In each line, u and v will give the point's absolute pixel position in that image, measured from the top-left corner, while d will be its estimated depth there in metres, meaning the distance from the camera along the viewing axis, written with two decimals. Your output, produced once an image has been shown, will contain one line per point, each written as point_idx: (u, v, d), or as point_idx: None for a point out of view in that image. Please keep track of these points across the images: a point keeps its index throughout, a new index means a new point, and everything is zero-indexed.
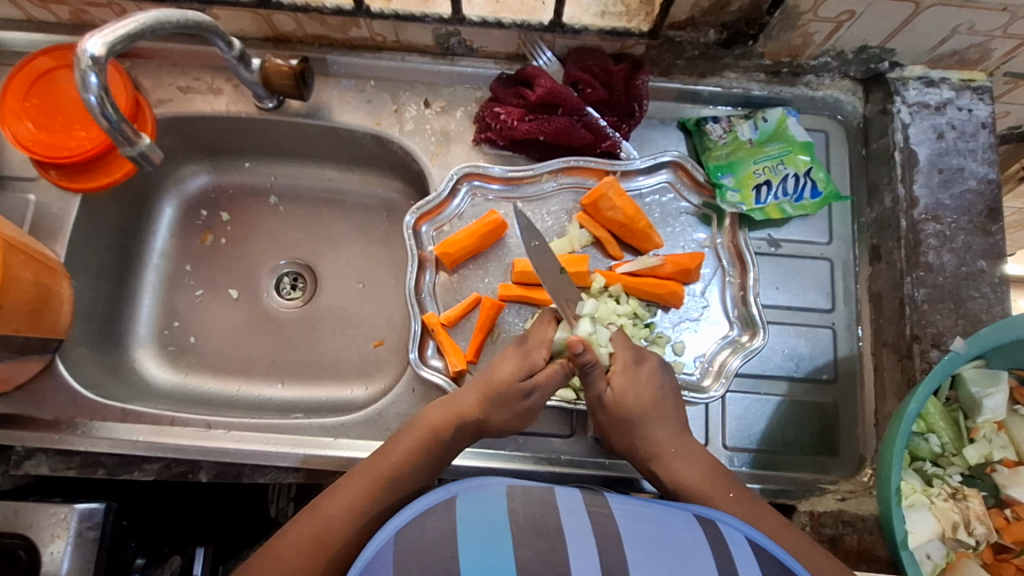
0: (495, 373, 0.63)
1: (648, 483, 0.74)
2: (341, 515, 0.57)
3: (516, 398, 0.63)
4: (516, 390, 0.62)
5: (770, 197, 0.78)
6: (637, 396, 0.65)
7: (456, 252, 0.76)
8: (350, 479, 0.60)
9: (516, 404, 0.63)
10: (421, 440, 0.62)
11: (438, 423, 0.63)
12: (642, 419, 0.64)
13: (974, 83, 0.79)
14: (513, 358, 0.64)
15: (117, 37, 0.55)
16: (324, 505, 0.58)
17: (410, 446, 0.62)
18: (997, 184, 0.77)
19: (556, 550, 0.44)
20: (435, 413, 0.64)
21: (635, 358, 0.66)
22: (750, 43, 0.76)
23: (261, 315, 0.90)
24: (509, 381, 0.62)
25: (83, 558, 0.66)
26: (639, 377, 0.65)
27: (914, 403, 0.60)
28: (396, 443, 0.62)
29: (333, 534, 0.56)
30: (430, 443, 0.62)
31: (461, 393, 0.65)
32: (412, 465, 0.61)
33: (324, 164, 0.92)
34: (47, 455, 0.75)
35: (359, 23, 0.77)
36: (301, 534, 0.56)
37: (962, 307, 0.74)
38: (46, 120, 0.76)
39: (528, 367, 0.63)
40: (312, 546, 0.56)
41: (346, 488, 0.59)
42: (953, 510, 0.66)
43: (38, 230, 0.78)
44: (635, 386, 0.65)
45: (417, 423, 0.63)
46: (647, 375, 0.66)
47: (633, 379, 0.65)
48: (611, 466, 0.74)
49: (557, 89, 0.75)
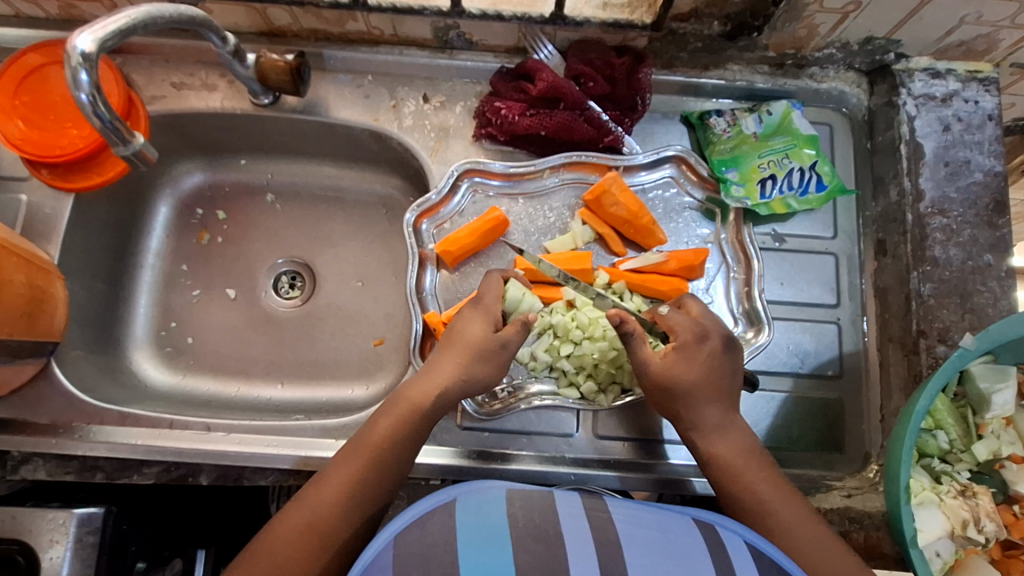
0: (466, 335, 0.64)
1: (701, 483, 0.72)
2: (330, 505, 0.56)
3: (496, 350, 0.64)
4: (493, 343, 0.64)
5: (775, 191, 0.77)
6: (690, 376, 0.62)
7: (458, 250, 0.75)
8: (335, 468, 0.58)
9: (496, 357, 0.64)
10: (404, 418, 0.60)
11: (419, 398, 0.61)
12: (687, 395, 0.62)
13: (980, 74, 0.78)
14: (476, 317, 0.65)
15: (109, 33, 0.54)
16: (310, 494, 0.56)
17: (392, 426, 0.60)
18: (1004, 177, 0.76)
19: (556, 554, 0.43)
20: (415, 390, 0.62)
21: (696, 337, 0.63)
22: (754, 35, 0.75)
23: (261, 315, 0.89)
24: (485, 336, 0.64)
25: (83, 563, 0.65)
26: (696, 357, 0.63)
27: (923, 400, 0.60)
28: (377, 424, 0.60)
29: (324, 523, 0.55)
30: (414, 421, 0.61)
31: (435, 362, 0.64)
32: (396, 445, 0.59)
33: (322, 161, 0.91)
34: (44, 459, 0.73)
35: (355, 17, 0.76)
36: (291, 528, 0.54)
37: (968, 301, 0.74)
38: (36, 119, 0.74)
39: (493, 320, 0.66)
40: (307, 536, 0.54)
41: (331, 478, 0.57)
42: (963, 508, 0.65)
43: (31, 231, 0.77)
44: (688, 364, 0.62)
45: (396, 401, 0.62)
46: (705, 357, 0.63)
47: (689, 356, 0.63)
48: (655, 467, 0.74)
49: (559, 83, 0.74)
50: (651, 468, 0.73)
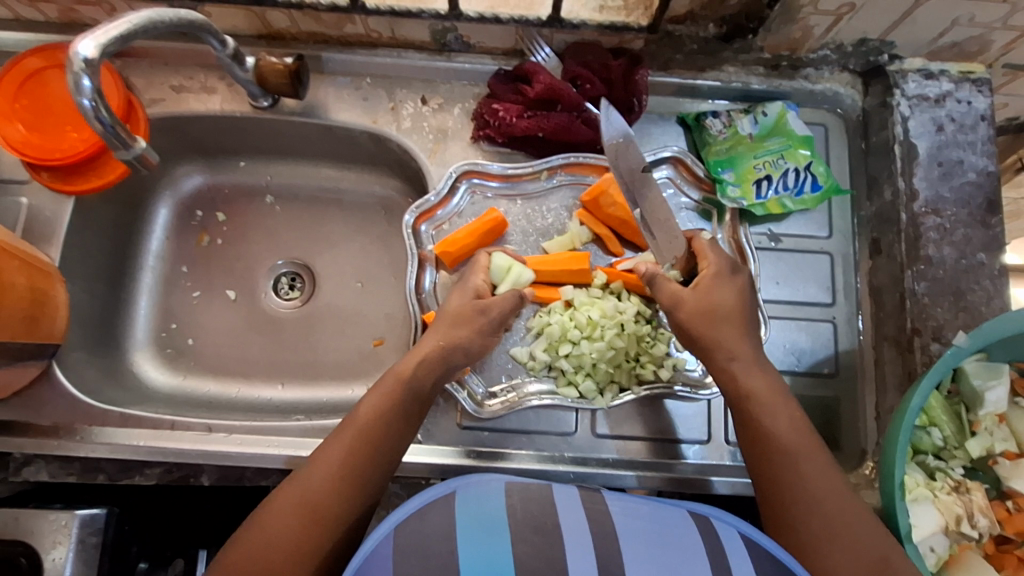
0: (447, 308, 0.69)
1: (720, 483, 0.73)
2: (323, 478, 0.56)
3: (474, 314, 0.68)
4: (471, 309, 0.68)
5: (770, 191, 0.78)
6: (723, 299, 0.66)
7: (456, 251, 0.76)
8: (328, 445, 0.59)
9: (475, 321, 0.68)
10: (391, 392, 0.62)
11: (405, 371, 0.64)
12: (722, 317, 0.65)
13: (972, 75, 0.78)
14: (458, 292, 0.71)
15: (110, 39, 0.54)
16: (304, 472, 0.57)
17: (380, 399, 0.62)
18: (997, 176, 0.77)
19: (554, 546, 0.44)
20: (402, 366, 0.64)
21: (729, 268, 0.68)
22: (750, 36, 0.76)
23: (261, 316, 0.89)
24: (462, 303, 0.69)
25: (85, 564, 0.66)
26: (728, 283, 0.67)
27: (917, 397, 0.61)
28: (366, 401, 0.62)
29: (318, 496, 0.55)
30: (401, 393, 0.62)
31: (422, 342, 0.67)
32: (386, 419, 0.61)
33: (321, 163, 0.91)
34: (46, 461, 0.74)
35: (354, 20, 0.76)
36: (284, 503, 0.55)
37: (962, 299, 0.75)
38: (37, 122, 0.75)
39: (473, 289, 0.71)
40: (301, 513, 0.54)
41: (324, 454, 0.58)
42: (956, 504, 0.66)
43: (31, 234, 0.77)
44: (720, 288, 0.67)
45: (385, 379, 0.64)
46: (737, 286, 0.67)
47: (722, 283, 0.67)
48: (674, 466, 0.74)
49: (557, 85, 0.75)
50: (668, 468, 0.74)
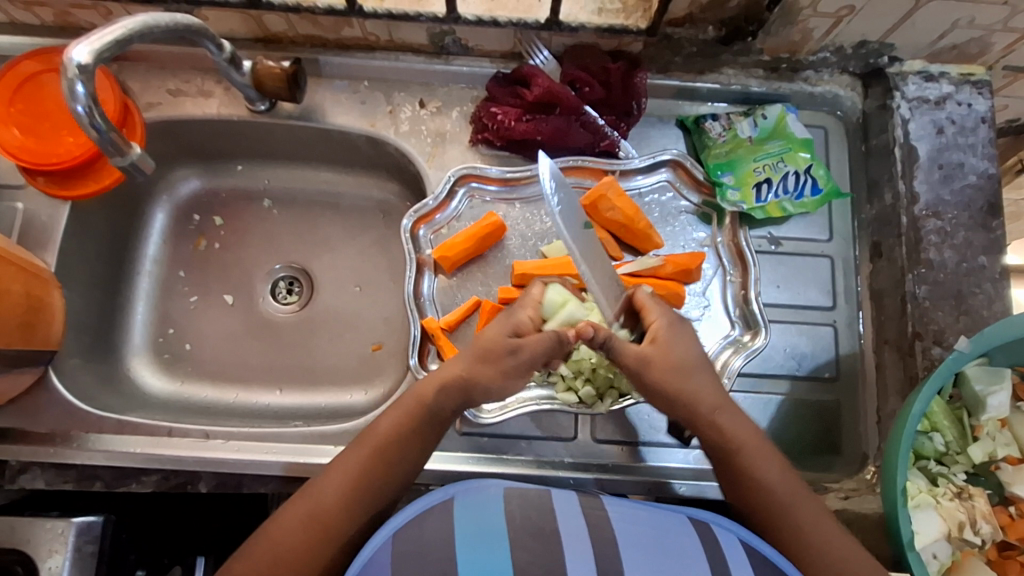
0: (483, 337, 0.62)
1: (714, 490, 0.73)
2: (335, 498, 0.56)
3: (502, 354, 0.60)
4: (502, 346, 0.61)
5: (770, 194, 0.78)
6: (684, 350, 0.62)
7: (454, 255, 0.75)
8: (342, 460, 0.58)
9: (501, 361, 0.60)
10: (411, 413, 0.60)
11: (427, 393, 0.61)
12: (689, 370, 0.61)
13: (973, 77, 0.78)
14: (500, 322, 0.63)
15: (105, 44, 0.54)
16: (316, 486, 0.57)
17: (399, 420, 0.60)
18: (997, 179, 0.77)
19: (552, 553, 0.44)
20: (425, 386, 0.61)
21: (676, 318, 0.64)
22: (749, 40, 0.76)
23: (258, 321, 0.89)
24: (496, 338, 0.61)
25: (82, 573, 0.65)
26: (680, 337, 0.62)
27: (919, 403, 0.60)
28: (385, 419, 0.60)
29: (328, 515, 0.55)
30: (420, 416, 0.60)
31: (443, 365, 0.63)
32: (403, 440, 0.59)
33: (318, 167, 0.91)
34: (42, 469, 0.74)
35: (351, 23, 0.76)
36: (294, 519, 0.55)
37: (963, 303, 0.75)
38: (32, 127, 0.74)
39: (516, 325, 0.62)
40: (309, 529, 0.54)
41: (337, 471, 0.58)
42: (959, 510, 0.66)
43: (27, 239, 0.77)
44: (678, 342, 0.62)
45: (405, 397, 0.61)
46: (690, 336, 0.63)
47: (677, 335, 0.62)
48: (670, 472, 0.74)
49: (555, 88, 0.74)
50: (659, 475, 0.74)
